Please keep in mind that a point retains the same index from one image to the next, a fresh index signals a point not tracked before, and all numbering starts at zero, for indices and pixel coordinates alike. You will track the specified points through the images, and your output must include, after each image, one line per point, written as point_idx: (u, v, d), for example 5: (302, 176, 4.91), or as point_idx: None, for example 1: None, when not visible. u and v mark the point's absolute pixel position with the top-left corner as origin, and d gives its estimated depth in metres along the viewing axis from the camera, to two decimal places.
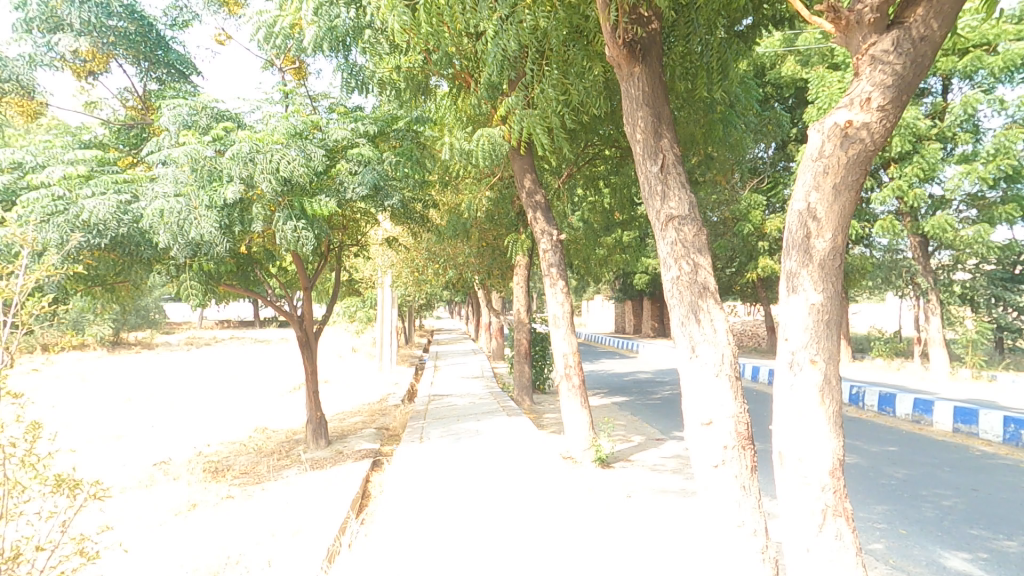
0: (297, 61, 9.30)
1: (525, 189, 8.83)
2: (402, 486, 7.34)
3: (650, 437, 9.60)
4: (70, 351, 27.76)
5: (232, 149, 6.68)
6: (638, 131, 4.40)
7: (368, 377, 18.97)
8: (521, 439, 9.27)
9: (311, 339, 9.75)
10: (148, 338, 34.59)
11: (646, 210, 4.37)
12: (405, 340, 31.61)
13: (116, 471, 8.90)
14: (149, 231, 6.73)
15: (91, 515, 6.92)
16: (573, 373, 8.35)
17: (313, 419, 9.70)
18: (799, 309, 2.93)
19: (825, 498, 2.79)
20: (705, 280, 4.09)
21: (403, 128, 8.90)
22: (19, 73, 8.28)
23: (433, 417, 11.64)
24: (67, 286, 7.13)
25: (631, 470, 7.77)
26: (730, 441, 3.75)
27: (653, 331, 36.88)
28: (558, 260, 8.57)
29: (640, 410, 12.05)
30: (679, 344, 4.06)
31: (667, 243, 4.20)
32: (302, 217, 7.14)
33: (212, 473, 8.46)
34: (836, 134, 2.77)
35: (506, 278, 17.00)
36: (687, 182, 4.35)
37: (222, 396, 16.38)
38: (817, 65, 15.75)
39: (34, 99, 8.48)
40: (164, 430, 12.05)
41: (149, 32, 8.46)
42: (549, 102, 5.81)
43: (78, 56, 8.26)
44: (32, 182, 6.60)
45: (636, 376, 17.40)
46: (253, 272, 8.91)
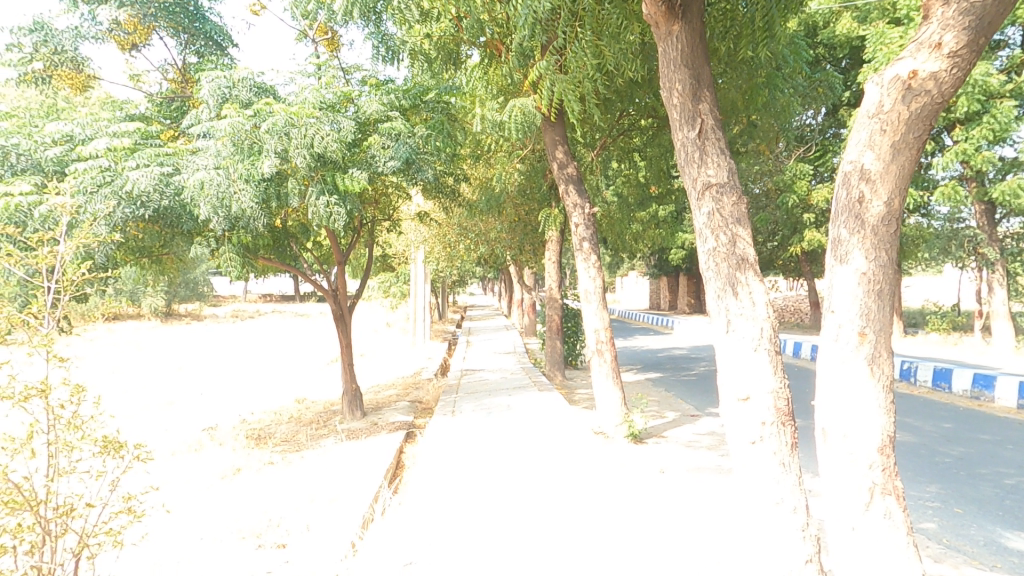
0: (330, 31, 9.26)
1: (557, 161, 8.59)
2: (435, 458, 7.47)
3: (685, 413, 9.46)
4: (126, 322, 29.51)
5: (268, 121, 6.73)
6: (675, 95, 4.16)
7: (403, 351, 19.36)
8: (552, 415, 9.26)
9: (345, 313, 9.92)
10: (197, 311, 36.38)
11: (682, 178, 4.17)
12: (439, 316, 32.08)
13: (168, 435, 9.40)
14: (189, 204, 6.89)
15: (143, 475, 7.32)
16: (605, 349, 8.23)
17: (349, 391, 9.94)
18: (847, 279, 2.75)
19: (873, 476, 2.65)
20: (744, 251, 3.90)
21: (434, 99, 8.82)
22: (67, 46, 8.52)
23: (465, 391, 11.79)
24: (117, 256, 7.41)
25: (665, 446, 7.68)
26: (769, 417, 3.60)
27: (689, 308, 36.30)
28: (590, 234, 8.37)
29: (675, 386, 11.89)
30: (714, 319, 3.92)
31: (704, 214, 4.01)
32: (335, 193, 7.16)
33: (255, 440, 8.81)
34: (897, 87, 2.54)
35: (539, 253, 16.90)
36: (726, 148, 4.12)
37: (265, 366, 17.05)
38: (876, 20, 14.72)
39: (84, 73, 8.73)
40: (212, 397, 12.63)
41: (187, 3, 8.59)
42: (582, 67, 5.56)
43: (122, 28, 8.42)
44: (81, 154, 6.82)
45: (671, 352, 17.15)
46: (289, 247, 9.09)
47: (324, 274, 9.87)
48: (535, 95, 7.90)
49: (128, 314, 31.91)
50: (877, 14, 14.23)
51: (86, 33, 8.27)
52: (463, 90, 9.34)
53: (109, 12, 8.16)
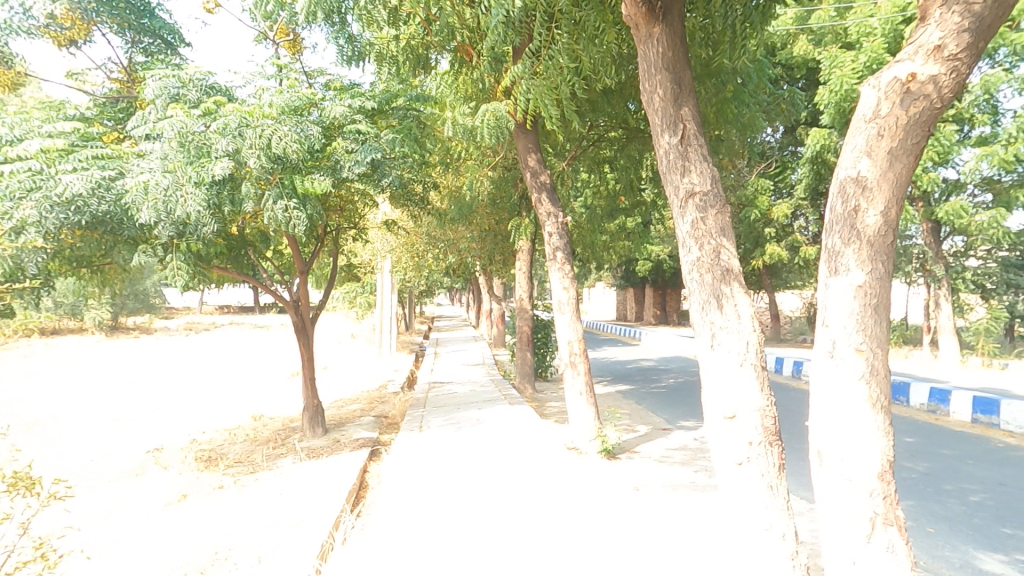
0: (291, 34, 8.87)
1: (530, 169, 8.42)
2: (402, 478, 7.07)
3: (657, 427, 9.35)
4: (68, 336, 27.82)
5: (219, 122, 6.28)
6: (656, 99, 4.03)
7: (368, 363, 18.80)
8: (524, 430, 8.97)
9: (308, 325, 9.43)
10: (146, 323, 34.67)
11: (664, 186, 4.04)
12: (406, 327, 31.46)
13: (107, 459, 8.70)
14: (132, 209, 6.34)
15: (63, 512, 6.59)
16: (579, 361, 8.04)
17: (309, 407, 9.44)
18: (843, 293, 2.59)
19: (873, 504, 2.49)
20: (728, 262, 3.77)
21: (404, 106, 8.61)
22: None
23: (433, 404, 11.38)
24: (51, 267, 6.77)
25: (637, 462, 7.51)
26: (756, 437, 3.43)
27: (655, 319, 36.88)
28: (564, 245, 8.19)
29: (646, 399, 11.81)
30: (699, 333, 3.77)
31: (688, 223, 3.87)
32: (294, 197, 6.73)
33: (205, 462, 8.19)
34: (896, 90, 2.43)
35: (508, 264, 16.66)
36: (709, 155, 4.00)
37: (220, 382, 16.24)
38: (830, 44, 15.23)
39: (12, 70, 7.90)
40: (160, 416, 11.86)
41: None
42: (558, 72, 5.37)
43: (58, 23, 7.76)
44: (8, 156, 6.21)
45: (640, 364, 17.14)
46: (246, 256, 8.64)
47: (285, 284, 9.37)
48: (508, 101, 7.69)
49: (68, 328, 30.02)
50: (831, 38, 14.70)
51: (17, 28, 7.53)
52: (433, 98, 9.17)
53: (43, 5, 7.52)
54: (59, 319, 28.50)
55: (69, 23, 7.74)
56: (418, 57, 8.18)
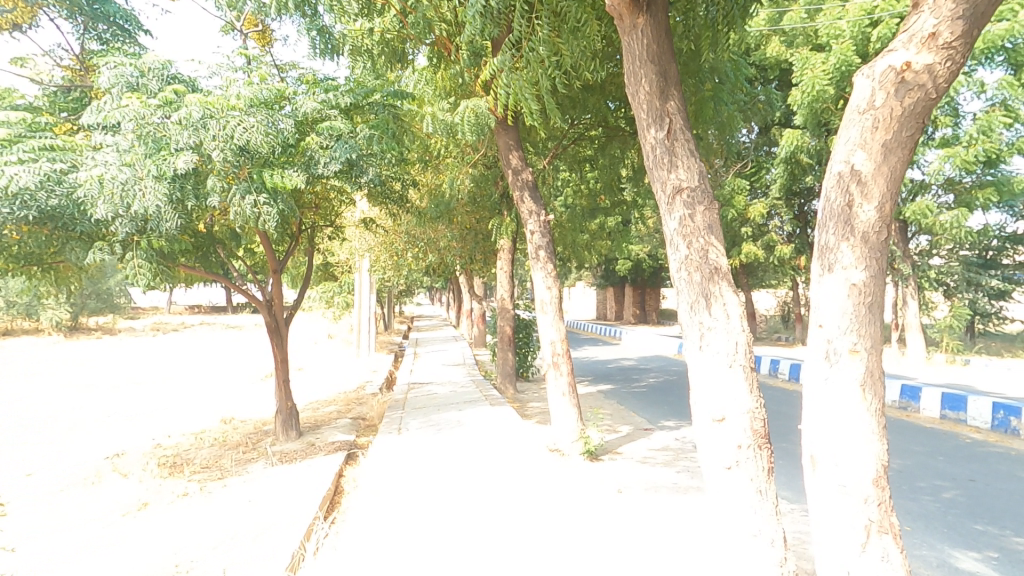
0: (260, 24, 8.55)
1: (512, 168, 8.27)
2: (379, 483, 6.85)
3: (638, 427, 9.28)
4: (26, 337, 26.67)
5: (181, 113, 6.02)
6: (642, 92, 3.90)
7: (346, 364, 18.44)
8: (504, 431, 8.82)
9: (282, 326, 9.12)
10: (112, 323, 33.53)
11: (651, 183, 3.93)
12: (385, 327, 31.09)
13: (63, 466, 8.30)
14: (86, 204, 6.03)
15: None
16: (561, 361, 7.92)
17: (283, 410, 9.12)
18: (836, 290, 2.49)
19: (868, 511, 2.40)
20: (717, 261, 3.68)
21: (381, 102, 8.18)
22: None
23: (412, 406, 11.13)
24: None
25: (619, 463, 7.42)
26: (745, 440, 3.34)
27: (634, 319, 37.19)
28: (546, 243, 8.05)
29: (626, 398, 11.77)
30: (688, 333, 3.67)
31: (676, 220, 3.77)
32: (264, 191, 6.45)
33: (169, 469, 7.84)
34: (890, 79, 2.34)
35: (488, 263, 16.49)
36: (696, 150, 3.90)
37: (188, 384, 15.72)
38: (801, 46, 15.38)
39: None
40: (122, 420, 11.39)
41: None
42: (539, 65, 5.20)
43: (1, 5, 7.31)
44: None
45: (620, 363, 17.15)
46: (215, 254, 8.34)
47: (257, 284, 9.05)
48: (488, 97, 7.50)
49: (24, 329, 28.73)
50: (802, 40, 14.88)
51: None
52: (413, 95, 8.96)
53: None
54: (15, 319, 27.25)
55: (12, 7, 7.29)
56: (395, 50, 7.98)
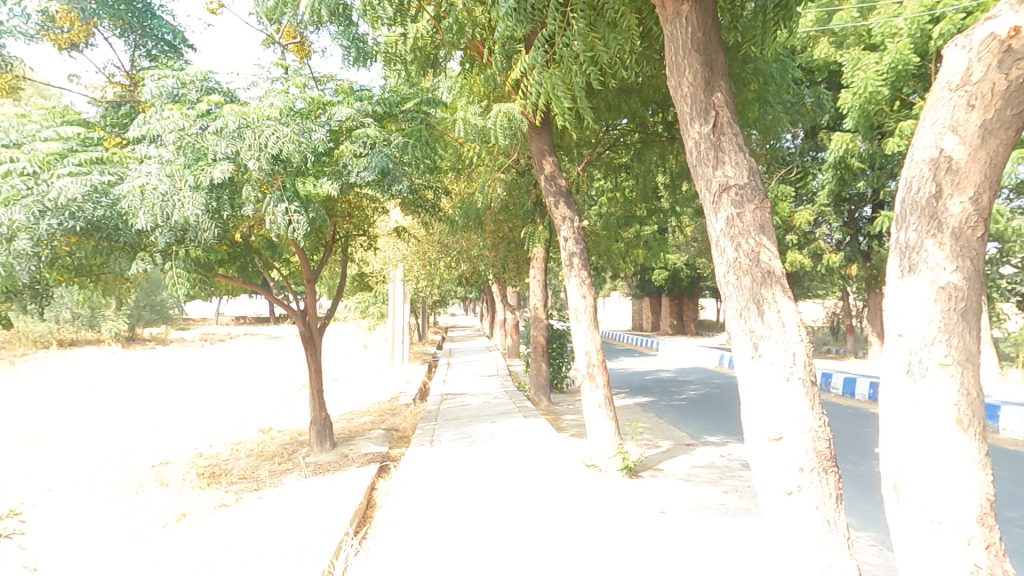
0: (298, 36, 8.69)
1: (545, 172, 8.07)
2: (410, 499, 6.65)
3: (679, 442, 8.86)
4: (84, 347, 27.87)
5: (218, 123, 6.08)
6: (685, 83, 3.66)
7: (380, 374, 18.54)
8: (538, 445, 8.54)
9: (315, 335, 9.16)
10: (162, 333, 34.88)
11: (694, 180, 3.69)
12: (420, 337, 31.28)
13: (109, 475, 8.50)
14: (128, 214, 6.11)
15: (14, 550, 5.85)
16: (596, 372, 7.60)
17: (317, 420, 9.09)
18: (920, 293, 2.18)
19: (971, 553, 2.05)
20: (769, 264, 3.37)
21: (412, 109, 8.26)
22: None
23: (445, 417, 11.00)
24: (47, 276, 6.48)
25: (661, 480, 7.04)
26: (808, 463, 2.99)
27: (672, 329, 36.31)
28: (580, 250, 7.81)
29: (666, 412, 11.32)
30: (738, 343, 3.38)
31: (722, 220, 3.51)
32: (296, 200, 6.46)
33: (208, 479, 7.90)
34: (992, 49, 2.02)
35: (522, 272, 16.31)
36: (745, 144, 3.61)
37: (229, 394, 16.06)
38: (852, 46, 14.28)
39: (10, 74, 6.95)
40: (167, 429, 11.69)
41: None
42: (573, 62, 5.01)
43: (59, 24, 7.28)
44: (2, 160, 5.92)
45: (659, 375, 16.61)
46: (252, 264, 8.46)
47: (293, 294, 9.12)
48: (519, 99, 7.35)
49: (86, 339, 30.07)
50: (853, 39, 14.12)
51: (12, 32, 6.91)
52: (445, 103, 8.90)
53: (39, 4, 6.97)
54: (76, 331, 28.51)
55: (68, 25, 7.23)
56: (428, 56, 7.95)
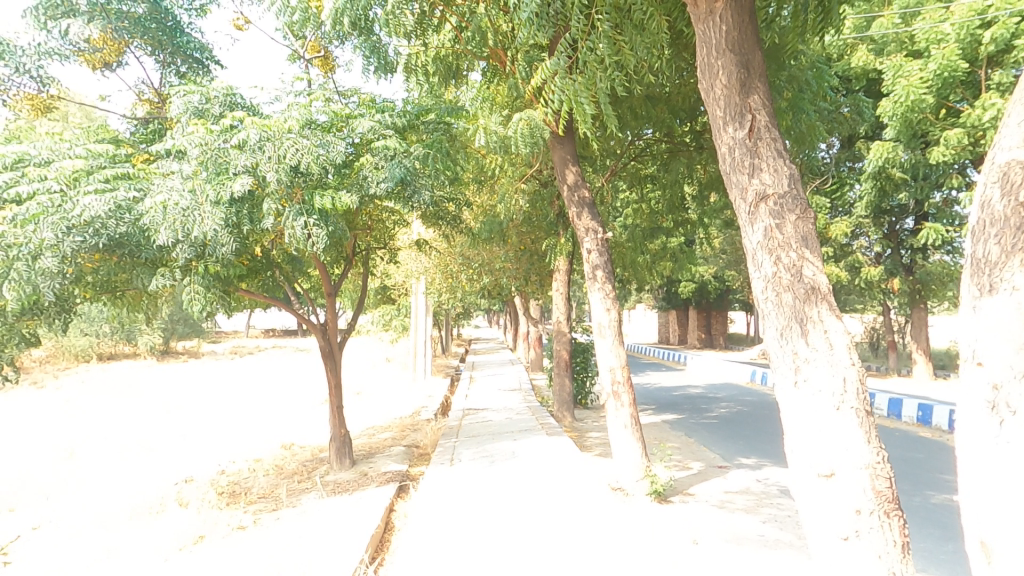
0: (323, 50, 8.69)
1: (568, 183, 7.85)
2: (429, 523, 6.40)
3: (711, 464, 8.44)
4: (120, 360, 28.49)
5: (239, 137, 6.06)
6: (718, 85, 3.41)
7: (403, 388, 18.43)
8: (562, 465, 8.21)
9: (335, 350, 9.05)
10: (195, 346, 35.54)
11: (728, 188, 3.43)
12: (442, 350, 31.19)
13: (133, 493, 8.47)
14: (150, 231, 6.05)
15: None
16: (622, 391, 7.27)
17: (336, 436, 8.93)
18: (1006, 318, 1.96)
19: None
20: (813, 279, 3.06)
21: (434, 120, 8.24)
22: (28, 65, 7.09)
23: (467, 434, 10.76)
24: (72, 292, 6.47)
25: (692, 506, 6.65)
26: (866, 504, 2.66)
27: (699, 342, 35.41)
28: (604, 262, 7.54)
29: (696, 430, 10.87)
30: (779, 365, 3.07)
31: (759, 232, 3.23)
32: (314, 213, 6.34)
33: (227, 499, 7.79)
34: None
35: (545, 285, 16.07)
36: (784, 148, 3.33)
37: (254, 408, 16.10)
38: (892, 53, 13.74)
39: (45, 94, 6.99)
40: (192, 445, 11.71)
41: (165, 18, 7.54)
42: (598, 67, 4.81)
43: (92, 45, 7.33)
44: (27, 177, 5.86)
45: (687, 391, 16.08)
46: (274, 279, 8.42)
47: (313, 308, 9.06)
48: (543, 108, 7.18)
49: (122, 352, 30.73)
50: (895, 47, 13.50)
51: (50, 52, 7.03)
52: (468, 115, 8.79)
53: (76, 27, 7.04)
54: (114, 344, 29.14)
55: (103, 46, 7.28)
56: (449, 67, 7.89)
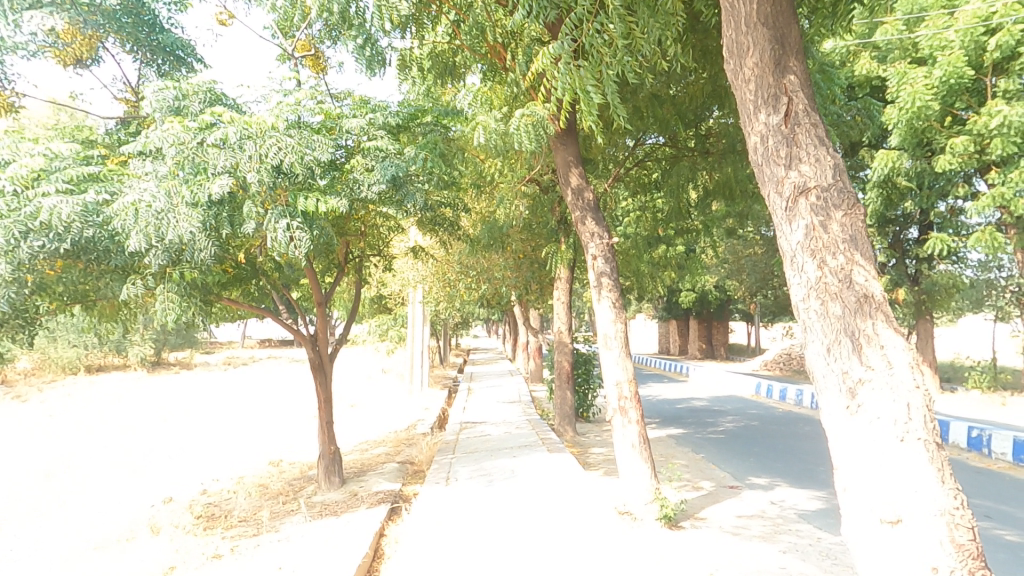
0: (313, 48, 8.24)
1: (572, 186, 7.42)
2: (419, 550, 5.90)
3: (722, 484, 7.96)
4: (112, 371, 27.90)
5: (218, 134, 5.64)
6: (749, 65, 3.02)
7: (399, 400, 17.96)
8: (564, 485, 7.71)
9: (326, 363, 8.55)
10: (188, 358, 34.89)
11: (760, 182, 3.03)
12: (440, 360, 30.63)
13: (107, 517, 8.00)
14: (120, 235, 5.61)
15: None
16: (629, 407, 6.80)
17: (325, 454, 8.41)
18: None
19: None
20: (865, 286, 2.64)
21: (430, 122, 7.93)
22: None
23: (464, 450, 10.27)
24: (37, 302, 6.00)
25: (707, 532, 6.15)
26: (944, 560, 2.23)
27: (700, 352, 34.82)
28: (610, 269, 7.12)
29: (703, 446, 10.38)
30: (827, 387, 2.65)
31: (799, 231, 2.82)
32: (298, 216, 5.91)
33: (206, 523, 7.32)
34: None
35: (544, 294, 15.60)
36: (827, 135, 2.91)
37: (244, 422, 15.61)
38: (897, 60, 13.03)
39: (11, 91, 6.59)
40: (175, 462, 11.20)
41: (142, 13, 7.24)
42: (608, 52, 4.46)
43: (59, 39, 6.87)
44: None
45: (691, 404, 15.58)
46: (260, 288, 7.99)
47: (302, 318, 8.64)
48: (547, 106, 6.84)
49: (115, 363, 29.98)
50: (898, 54, 12.84)
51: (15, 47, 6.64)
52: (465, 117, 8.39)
53: (40, 18, 6.59)
54: (104, 355, 28.36)
55: (71, 40, 6.84)
56: (446, 63, 7.42)
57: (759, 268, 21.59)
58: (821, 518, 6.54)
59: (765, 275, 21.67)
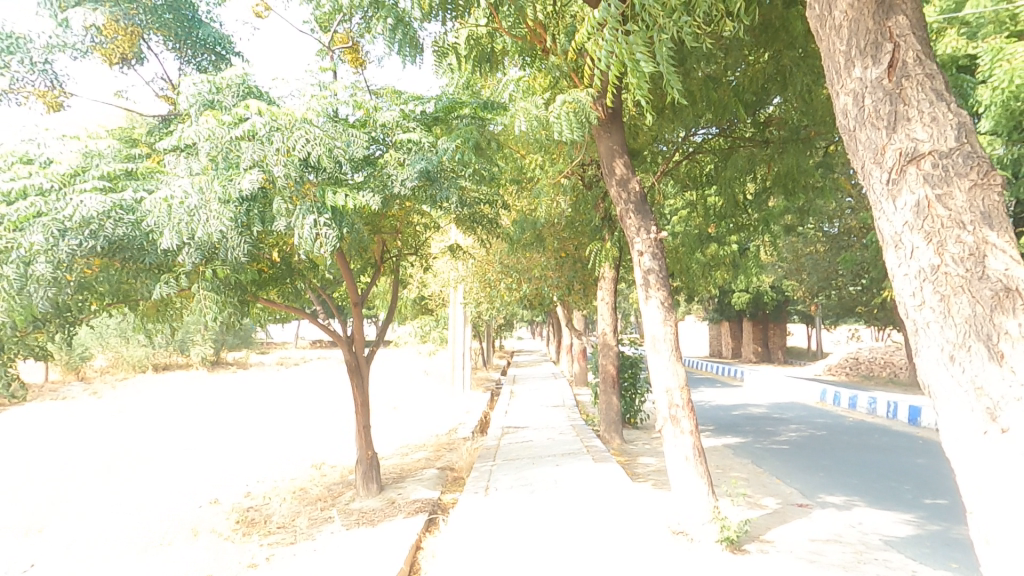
0: (352, 40, 8.05)
1: (616, 175, 6.90)
2: (455, 564, 5.52)
3: (790, 501, 7.22)
4: (176, 370, 29.15)
5: (246, 128, 5.47)
6: (841, 6, 2.46)
7: (441, 402, 17.81)
8: (611, 497, 7.18)
9: (362, 364, 8.36)
10: (245, 357, 36.01)
11: (852, 148, 2.48)
12: (484, 363, 30.42)
13: (157, 516, 8.07)
14: (154, 233, 5.54)
15: None
16: (682, 415, 6.20)
17: (363, 460, 8.19)
18: None
19: None
20: (1002, 275, 2.06)
21: (467, 115, 7.58)
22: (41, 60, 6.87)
23: (505, 456, 9.89)
24: (80, 302, 6.04)
25: (777, 558, 5.47)
26: None
27: (756, 356, 33.11)
28: (659, 266, 6.51)
29: (764, 457, 9.58)
30: (954, 405, 2.12)
31: (904, 208, 2.27)
32: (326, 211, 5.70)
33: (247, 528, 7.26)
34: None
35: (589, 295, 15.00)
36: (946, 87, 2.31)
37: (291, 422, 15.86)
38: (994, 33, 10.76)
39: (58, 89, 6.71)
40: (222, 462, 11.36)
41: (181, 7, 7.24)
42: (661, 12, 4.03)
43: (103, 36, 6.97)
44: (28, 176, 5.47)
45: (748, 411, 14.61)
46: (298, 288, 7.86)
47: (338, 319, 8.45)
48: (589, 91, 6.40)
49: (178, 362, 31.18)
50: (993, 29, 10.78)
51: (63, 45, 6.79)
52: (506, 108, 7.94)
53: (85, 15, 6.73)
54: (168, 355, 29.61)
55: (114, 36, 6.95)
56: (484, 50, 7.07)
57: (822, 266, 20.16)
58: (911, 548, 5.74)
59: (829, 274, 20.22)
